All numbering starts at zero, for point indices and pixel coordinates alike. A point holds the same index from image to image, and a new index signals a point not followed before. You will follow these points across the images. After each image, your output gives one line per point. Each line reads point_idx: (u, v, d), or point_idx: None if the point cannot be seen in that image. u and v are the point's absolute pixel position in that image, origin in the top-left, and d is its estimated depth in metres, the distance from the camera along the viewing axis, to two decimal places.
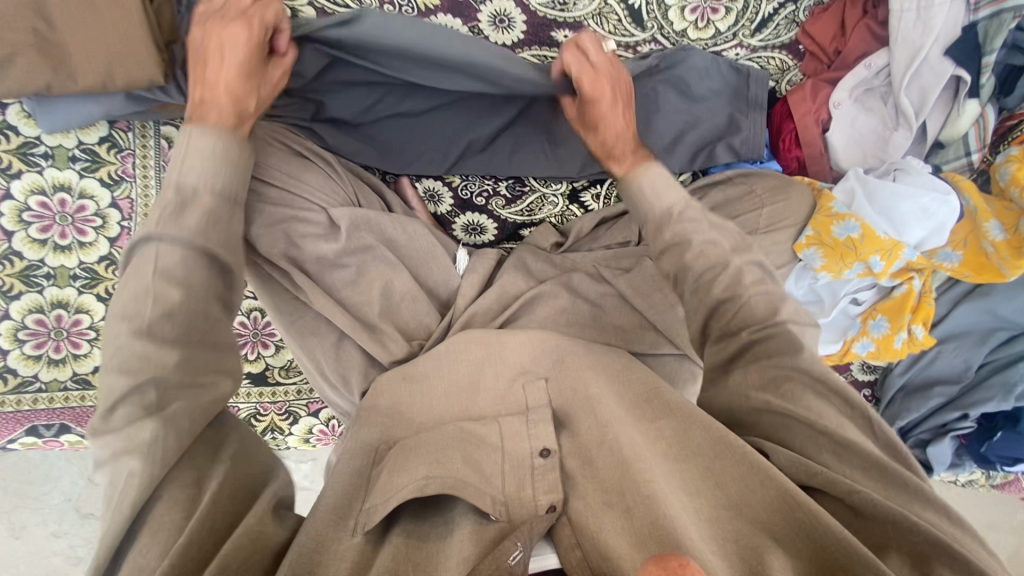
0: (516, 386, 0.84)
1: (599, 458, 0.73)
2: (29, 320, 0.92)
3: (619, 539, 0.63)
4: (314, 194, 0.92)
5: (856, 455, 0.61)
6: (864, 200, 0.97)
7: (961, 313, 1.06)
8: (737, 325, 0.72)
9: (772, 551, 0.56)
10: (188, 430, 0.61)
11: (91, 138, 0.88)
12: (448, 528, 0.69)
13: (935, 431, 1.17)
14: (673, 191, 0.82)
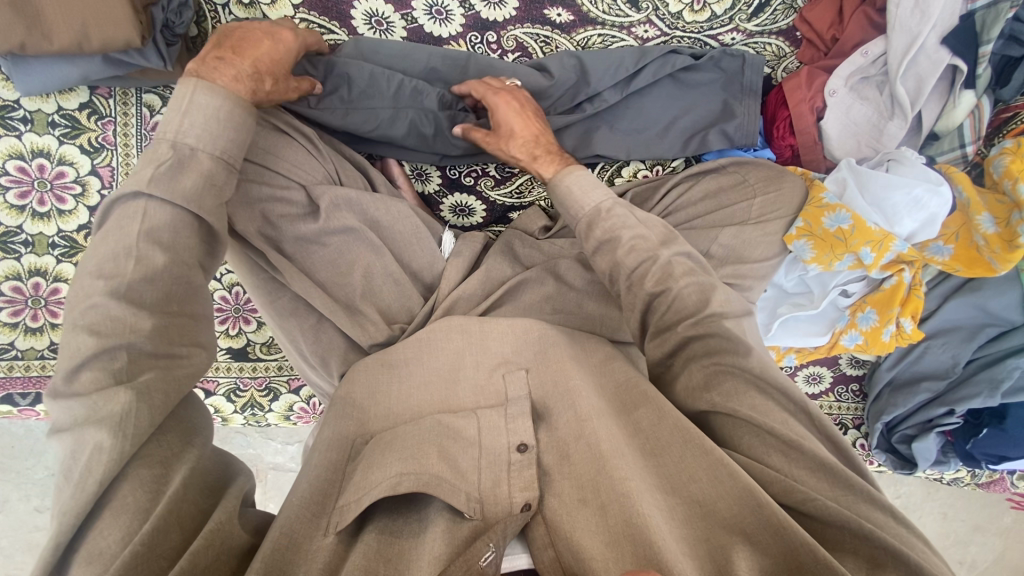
0: (496, 376, 0.84)
1: (577, 457, 0.72)
2: (6, 287, 0.90)
3: (591, 539, 0.63)
4: (295, 171, 0.91)
5: (801, 454, 0.63)
6: (855, 191, 0.96)
7: (951, 307, 1.05)
8: (672, 318, 0.75)
9: (738, 549, 0.57)
10: (162, 404, 0.60)
11: (72, 103, 0.86)
12: (422, 526, 0.68)
13: (921, 427, 1.17)
14: (597, 191, 0.84)
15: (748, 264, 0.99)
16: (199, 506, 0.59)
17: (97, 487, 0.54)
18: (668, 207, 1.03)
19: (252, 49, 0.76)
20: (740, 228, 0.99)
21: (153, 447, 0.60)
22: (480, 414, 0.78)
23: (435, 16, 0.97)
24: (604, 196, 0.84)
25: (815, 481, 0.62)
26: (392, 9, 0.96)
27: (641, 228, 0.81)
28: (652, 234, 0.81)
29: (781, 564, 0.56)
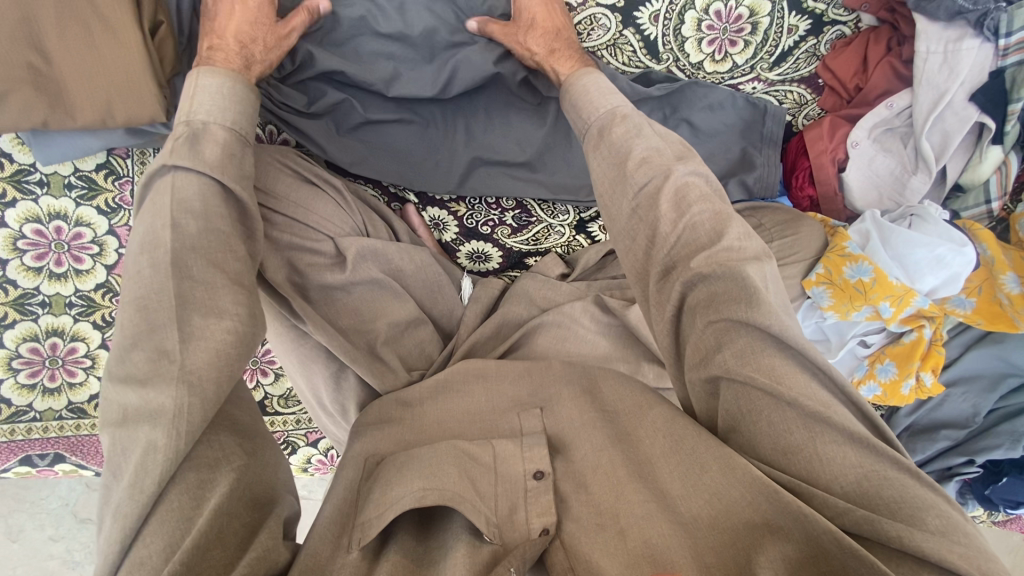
0: (512, 414, 0.82)
1: (596, 484, 0.70)
2: (24, 349, 0.89)
3: (610, 560, 0.62)
4: (325, 223, 0.90)
5: (828, 426, 0.55)
6: (878, 243, 0.94)
7: (973, 357, 1.04)
8: (681, 254, 0.65)
9: (762, 547, 0.55)
10: (213, 399, 0.55)
11: (88, 165, 0.85)
12: (443, 553, 0.64)
13: (940, 473, 1.15)
14: (612, 97, 0.79)
15: None
16: (242, 520, 0.54)
17: (155, 488, 0.52)
18: None
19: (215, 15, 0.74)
20: None
21: (201, 450, 0.56)
22: (495, 445, 0.76)
23: None
24: (605, 123, 0.76)
25: (843, 456, 0.55)
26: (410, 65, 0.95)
27: (655, 140, 0.73)
28: (665, 150, 0.72)
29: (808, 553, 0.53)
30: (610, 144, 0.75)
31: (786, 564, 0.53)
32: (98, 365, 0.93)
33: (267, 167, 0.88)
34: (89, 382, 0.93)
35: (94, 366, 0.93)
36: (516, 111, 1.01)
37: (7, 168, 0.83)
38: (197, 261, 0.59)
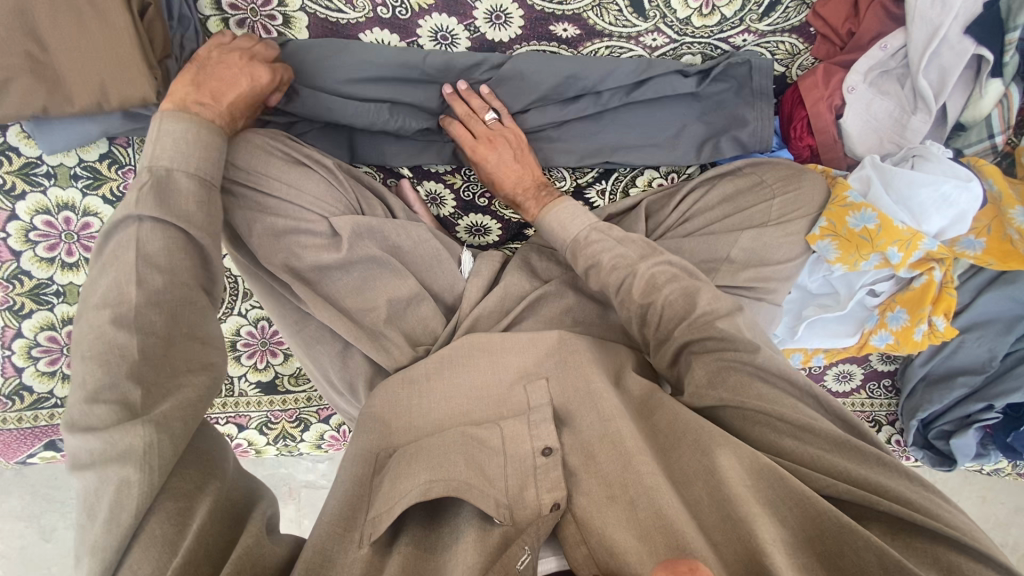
0: (517, 388, 0.83)
1: (603, 456, 0.73)
2: (42, 337, 0.92)
3: (622, 533, 0.64)
4: (313, 203, 0.86)
5: (815, 435, 0.66)
6: (880, 187, 0.92)
7: (986, 301, 1.02)
8: (667, 328, 0.80)
9: (760, 519, 0.60)
10: (181, 434, 0.61)
11: (91, 155, 0.88)
12: (454, 537, 0.67)
13: (958, 422, 1.13)
14: (578, 221, 0.90)
15: (771, 267, 0.97)
16: (225, 535, 0.59)
17: (131, 522, 0.55)
18: (685, 214, 1.03)
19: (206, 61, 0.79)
20: (761, 229, 0.97)
21: (174, 482, 0.60)
22: (503, 424, 0.77)
23: (440, 42, 0.95)
24: (583, 226, 0.90)
25: (831, 458, 0.65)
26: (398, 39, 0.93)
27: (619, 248, 0.86)
28: (630, 251, 0.86)
29: (803, 535, 0.61)
30: (586, 256, 0.87)
31: (785, 542, 0.59)
32: None
33: (250, 147, 0.85)
34: None
35: None
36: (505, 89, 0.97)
37: (14, 161, 0.85)
38: (157, 314, 0.64)
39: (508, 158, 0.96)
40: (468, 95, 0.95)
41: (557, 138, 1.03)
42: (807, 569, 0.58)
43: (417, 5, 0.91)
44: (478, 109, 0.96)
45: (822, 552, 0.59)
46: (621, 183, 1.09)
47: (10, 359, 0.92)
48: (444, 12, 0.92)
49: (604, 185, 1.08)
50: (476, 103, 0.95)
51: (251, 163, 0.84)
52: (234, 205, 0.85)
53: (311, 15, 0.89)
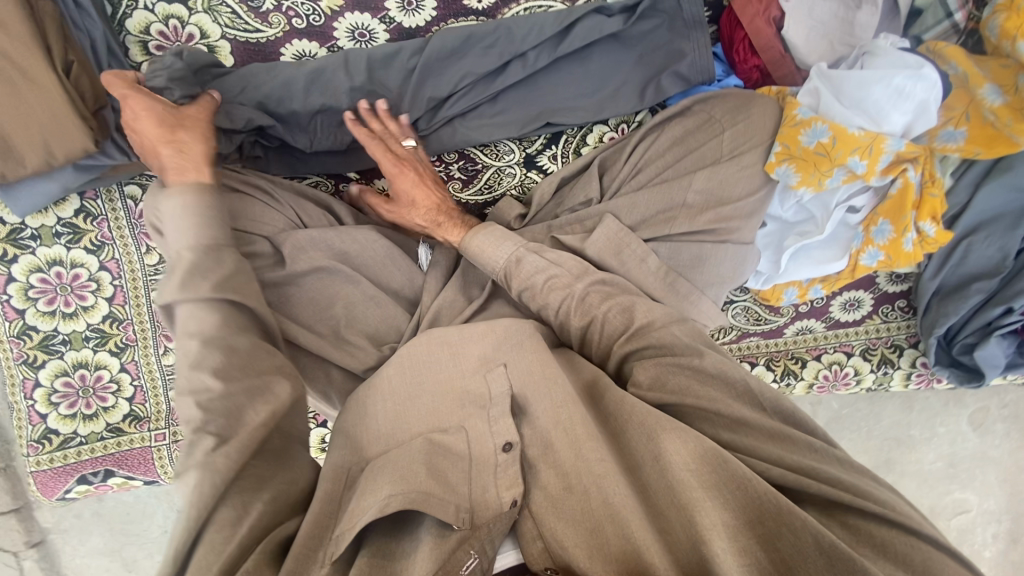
0: (477, 377, 0.78)
1: (560, 444, 0.69)
2: (58, 384, 1.02)
3: (571, 530, 0.63)
4: (254, 225, 0.91)
5: (752, 428, 0.66)
6: (830, 98, 0.87)
7: (985, 196, 0.92)
8: (608, 342, 0.81)
9: (700, 507, 0.58)
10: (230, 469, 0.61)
11: (68, 212, 0.96)
12: (412, 545, 0.66)
13: (981, 332, 1.04)
14: (502, 247, 0.89)
15: (732, 205, 0.92)
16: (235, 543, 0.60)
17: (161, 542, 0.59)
18: (638, 164, 0.98)
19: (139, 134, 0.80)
20: (714, 167, 0.93)
21: (223, 511, 0.62)
22: (466, 426, 0.74)
23: (358, 39, 0.96)
24: (509, 250, 0.88)
25: (766, 448, 0.64)
26: (318, 45, 0.95)
27: (551, 267, 0.85)
28: (566, 270, 0.85)
29: (745, 518, 0.58)
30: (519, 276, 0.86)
31: (725, 529, 0.57)
32: (124, 387, 1.04)
33: None
34: (119, 405, 1.04)
35: (120, 389, 1.04)
36: (431, 77, 0.96)
37: (2, 230, 0.95)
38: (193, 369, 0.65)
39: (425, 184, 0.97)
40: (386, 117, 0.95)
41: (493, 113, 1.00)
42: (749, 555, 0.56)
43: (329, 8, 0.93)
44: (395, 134, 0.96)
45: (760, 534, 0.57)
46: (571, 144, 1.06)
47: (35, 407, 1.02)
48: (356, 10, 0.94)
49: (555, 150, 1.06)
50: (395, 127, 0.95)
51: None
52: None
53: (232, 41, 0.93)
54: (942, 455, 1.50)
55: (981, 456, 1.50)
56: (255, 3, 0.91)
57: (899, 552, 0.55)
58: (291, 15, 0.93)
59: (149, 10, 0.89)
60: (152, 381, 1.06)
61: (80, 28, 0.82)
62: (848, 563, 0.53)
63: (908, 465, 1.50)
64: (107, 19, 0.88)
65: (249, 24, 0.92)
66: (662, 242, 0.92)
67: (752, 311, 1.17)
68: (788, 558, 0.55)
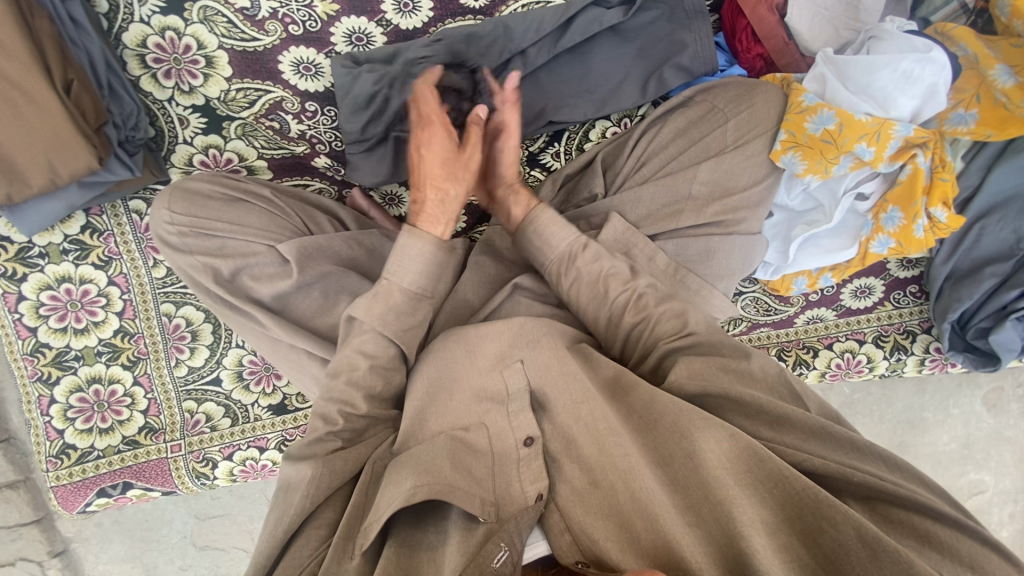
0: (494, 374, 0.76)
1: (583, 441, 0.69)
2: (73, 399, 1.03)
3: (597, 522, 0.63)
4: (255, 233, 0.89)
5: (795, 427, 0.62)
6: (836, 84, 0.85)
7: (998, 178, 0.90)
8: (654, 341, 0.77)
9: (738, 503, 0.56)
10: (343, 468, 0.74)
11: (74, 229, 0.98)
12: (439, 539, 0.67)
13: (996, 316, 1.02)
14: (565, 231, 0.85)
15: (738, 195, 0.91)
16: None
17: None
18: (641, 158, 0.96)
19: (426, 171, 0.81)
20: (718, 159, 0.91)
21: None
22: (486, 423, 0.74)
23: (356, 43, 0.95)
24: (570, 240, 0.85)
25: (809, 446, 0.61)
26: (316, 51, 0.94)
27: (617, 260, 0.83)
28: (624, 264, 0.83)
29: (783, 515, 0.56)
30: (580, 271, 0.83)
31: (763, 525, 0.55)
32: (138, 401, 1.05)
33: (194, 194, 0.90)
34: (134, 417, 1.05)
35: (135, 403, 1.05)
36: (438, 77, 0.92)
37: (10, 249, 0.96)
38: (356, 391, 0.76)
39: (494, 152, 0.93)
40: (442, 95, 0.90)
41: None
42: (790, 551, 0.54)
43: (325, 13, 0.92)
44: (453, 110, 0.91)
45: (801, 530, 0.55)
46: (574, 141, 1.05)
47: (51, 423, 1.03)
48: (352, 15, 0.93)
49: (557, 146, 1.05)
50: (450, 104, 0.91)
51: (191, 210, 0.89)
52: (184, 251, 0.88)
53: (230, 51, 0.92)
54: (956, 437, 1.49)
55: (996, 436, 1.49)
56: (251, 12, 0.91)
57: (943, 543, 0.53)
58: (287, 22, 0.92)
59: (145, 23, 0.89)
60: (166, 393, 1.06)
61: (78, 45, 0.82)
62: (893, 555, 0.50)
63: (921, 447, 1.49)
64: (104, 33, 0.88)
65: (246, 33, 0.92)
66: (669, 238, 0.91)
67: (762, 302, 1.16)
68: (831, 553, 0.53)
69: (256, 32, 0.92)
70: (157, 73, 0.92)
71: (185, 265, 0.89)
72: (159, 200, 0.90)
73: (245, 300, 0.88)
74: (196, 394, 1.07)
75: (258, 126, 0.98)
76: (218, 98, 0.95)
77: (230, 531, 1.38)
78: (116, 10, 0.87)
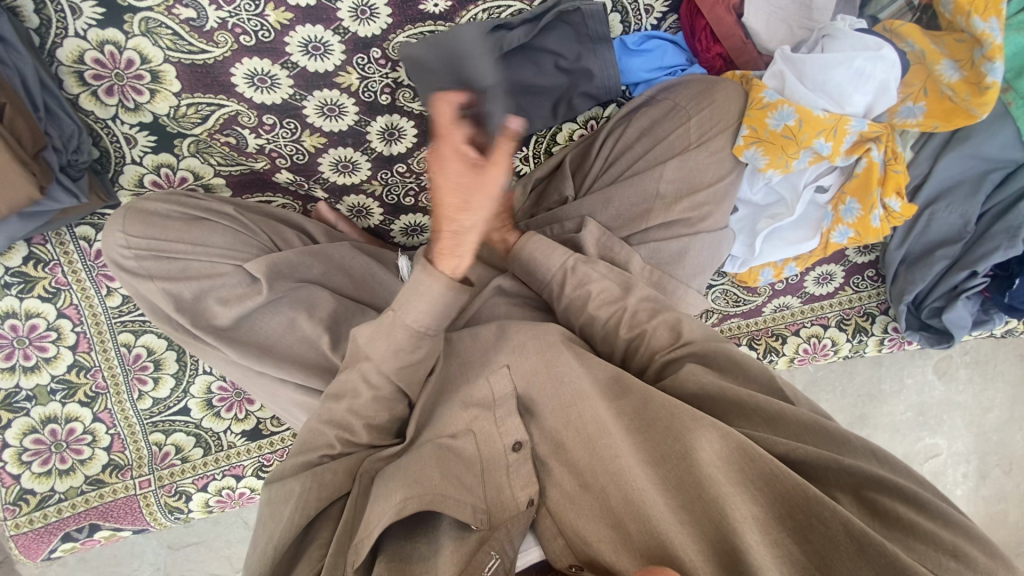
0: (481, 379, 0.75)
1: (571, 442, 0.69)
2: (28, 442, 0.96)
3: (594, 525, 0.64)
4: (219, 255, 0.84)
5: (787, 424, 0.64)
6: (795, 80, 0.88)
7: (946, 164, 0.95)
8: (648, 354, 0.79)
9: (730, 500, 0.56)
10: (331, 480, 0.71)
11: (16, 260, 0.92)
12: (432, 549, 0.65)
13: (947, 296, 1.08)
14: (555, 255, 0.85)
15: (704, 193, 0.93)
16: None
17: None
18: (609, 158, 0.97)
19: (437, 203, 0.64)
20: (683, 157, 0.92)
21: None
22: (474, 429, 0.73)
23: (313, 52, 0.91)
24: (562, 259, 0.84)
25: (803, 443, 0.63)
26: (270, 63, 0.90)
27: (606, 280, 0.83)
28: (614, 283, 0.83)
29: (773, 512, 0.55)
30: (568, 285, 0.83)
31: (756, 523, 0.55)
32: (99, 437, 0.99)
33: (152, 215, 0.85)
34: (97, 455, 1.00)
35: (96, 440, 0.99)
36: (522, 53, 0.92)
37: None
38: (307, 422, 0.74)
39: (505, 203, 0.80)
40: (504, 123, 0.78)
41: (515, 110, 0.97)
42: (782, 549, 0.53)
43: (277, 22, 0.88)
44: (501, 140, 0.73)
45: (792, 526, 0.54)
46: (540, 145, 1.05)
47: (5, 469, 0.96)
48: (307, 23, 0.89)
49: (524, 150, 1.05)
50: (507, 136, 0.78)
51: (148, 231, 0.83)
52: (142, 275, 0.83)
53: (176, 64, 0.87)
54: (911, 405, 1.57)
55: (947, 402, 1.58)
56: (198, 22, 0.85)
57: (927, 532, 0.52)
58: (238, 32, 0.87)
59: (81, 37, 0.83)
60: (129, 427, 1.01)
61: (9, 66, 0.77)
62: (882, 550, 0.48)
63: (880, 418, 1.56)
64: (36, 50, 0.82)
65: (194, 45, 0.86)
66: (641, 242, 0.92)
67: (731, 294, 1.20)
68: (821, 550, 0.52)
69: (205, 43, 0.87)
70: (98, 91, 0.87)
71: (144, 290, 0.84)
72: (112, 220, 0.84)
73: (205, 329, 0.84)
74: (163, 425, 1.02)
75: (213, 143, 0.94)
76: (167, 115, 0.90)
77: (207, 558, 1.33)
78: (48, 25, 0.81)
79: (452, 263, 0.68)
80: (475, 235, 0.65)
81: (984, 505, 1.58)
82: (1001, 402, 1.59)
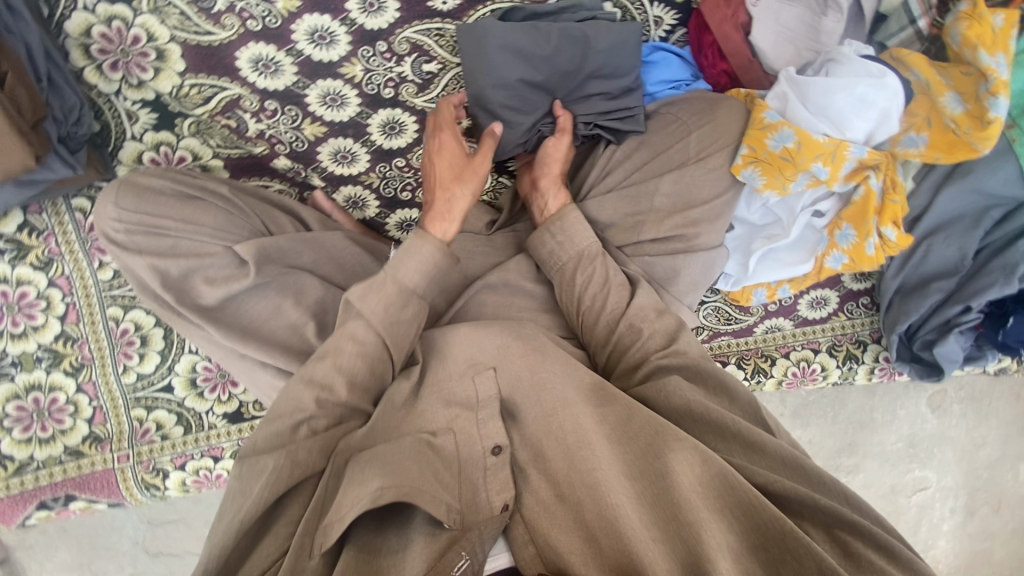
0: (465, 380, 0.74)
1: (551, 451, 0.68)
2: (10, 408, 0.97)
3: (566, 536, 0.63)
4: (210, 233, 0.84)
5: (766, 454, 0.63)
6: (796, 102, 0.87)
7: (946, 198, 0.94)
8: (638, 358, 0.79)
9: (706, 526, 0.55)
10: (303, 459, 0.69)
11: (10, 227, 0.94)
12: (402, 541, 0.66)
13: (940, 329, 1.07)
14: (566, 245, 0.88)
15: (700, 208, 0.92)
16: None
17: None
18: (608, 166, 0.96)
19: (433, 176, 0.87)
20: (681, 171, 0.92)
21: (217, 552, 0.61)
22: (455, 428, 0.72)
23: (319, 42, 0.91)
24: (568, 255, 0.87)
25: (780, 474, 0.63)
26: (275, 49, 0.90)
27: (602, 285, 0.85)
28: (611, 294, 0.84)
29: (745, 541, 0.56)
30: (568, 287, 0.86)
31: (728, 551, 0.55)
32: (82, 408, 1.00)
33: (147, 188, 0.86)
34: (78, 426, 1.00)
35: (78, 410, 1.00)
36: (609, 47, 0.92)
37: None
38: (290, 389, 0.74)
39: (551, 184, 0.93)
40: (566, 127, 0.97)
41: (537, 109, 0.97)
42: None
43: (285, 9, 0.89)
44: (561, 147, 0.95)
45: (764, 558, 0.55)
46: None
47: None
48: (315, 12, 0.90)
49: None
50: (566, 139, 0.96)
51: (140, 207, 0.84)
52: (132, 249, 0.84)
53: (182, 45, 0.88)
54: (903, 436, 1.56)
55: (940, 436, 1.56)
56: (206, 4, 0.86)
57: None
58: (245, 16, 0.88)
59: (90, 12, 0.84)
60: (112, 401, 1.01)
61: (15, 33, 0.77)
62: None
63: (870, 446, 1.55)
64: (44, 21, 0.83)
65: (200, 26, 0.87)
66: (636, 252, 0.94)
67: (723, 311, 1.19)
68: None
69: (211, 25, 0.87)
70: (102, 65, 0.88)
71: (132, 264, 0.84)
72: (106, 193, 0.85)
73: (190, 307, 0.84)
74: (146, 401, 1.02)
75: (213, 125, 0.94)
76: (169, 94, 0.91)
77: (185, 536, 1.33)
78: None
79: (442, 228, 0.83)
80: (463, 203, 0.84)
81: (969, 542, 1.57)
82: (993, 440, 1.57)
